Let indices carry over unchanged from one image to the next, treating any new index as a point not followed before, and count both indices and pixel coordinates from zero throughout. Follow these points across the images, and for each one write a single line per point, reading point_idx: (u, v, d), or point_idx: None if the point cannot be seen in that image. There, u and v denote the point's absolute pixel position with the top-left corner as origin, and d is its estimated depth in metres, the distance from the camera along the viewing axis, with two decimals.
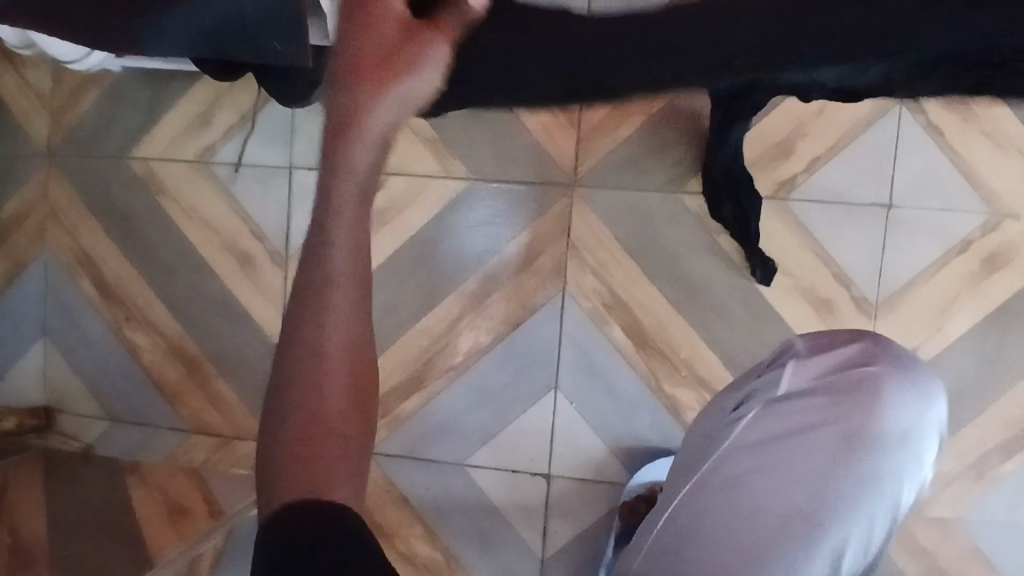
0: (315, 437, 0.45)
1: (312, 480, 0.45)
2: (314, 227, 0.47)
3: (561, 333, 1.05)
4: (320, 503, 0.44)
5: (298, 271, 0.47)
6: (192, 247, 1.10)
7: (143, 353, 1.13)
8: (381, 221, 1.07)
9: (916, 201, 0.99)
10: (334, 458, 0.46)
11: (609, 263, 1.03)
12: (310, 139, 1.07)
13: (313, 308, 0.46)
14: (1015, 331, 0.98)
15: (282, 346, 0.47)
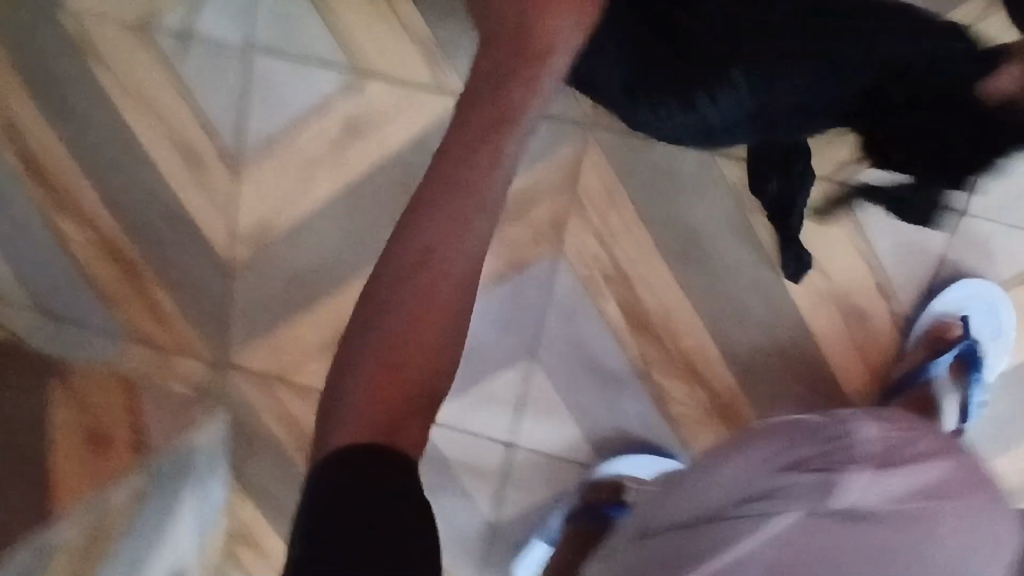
0: (401, 364, 0.49)
1: (390, 417, 0.47)
2: (468, 150, 0.58)
3: (548, 299, 0.90)
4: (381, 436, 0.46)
5: (433, 179, 0.57)
6: (132, 130, 0.92)
7: (71, 242, 0.98)
8: (354, 134, 0.88)
9: (998, 211, 0.81)
10: (419, 382, 0.49)
11: (617, 227, 0.87)
12: (277, 19, 0.86)
13: (458, 235, 0.54)
14: None
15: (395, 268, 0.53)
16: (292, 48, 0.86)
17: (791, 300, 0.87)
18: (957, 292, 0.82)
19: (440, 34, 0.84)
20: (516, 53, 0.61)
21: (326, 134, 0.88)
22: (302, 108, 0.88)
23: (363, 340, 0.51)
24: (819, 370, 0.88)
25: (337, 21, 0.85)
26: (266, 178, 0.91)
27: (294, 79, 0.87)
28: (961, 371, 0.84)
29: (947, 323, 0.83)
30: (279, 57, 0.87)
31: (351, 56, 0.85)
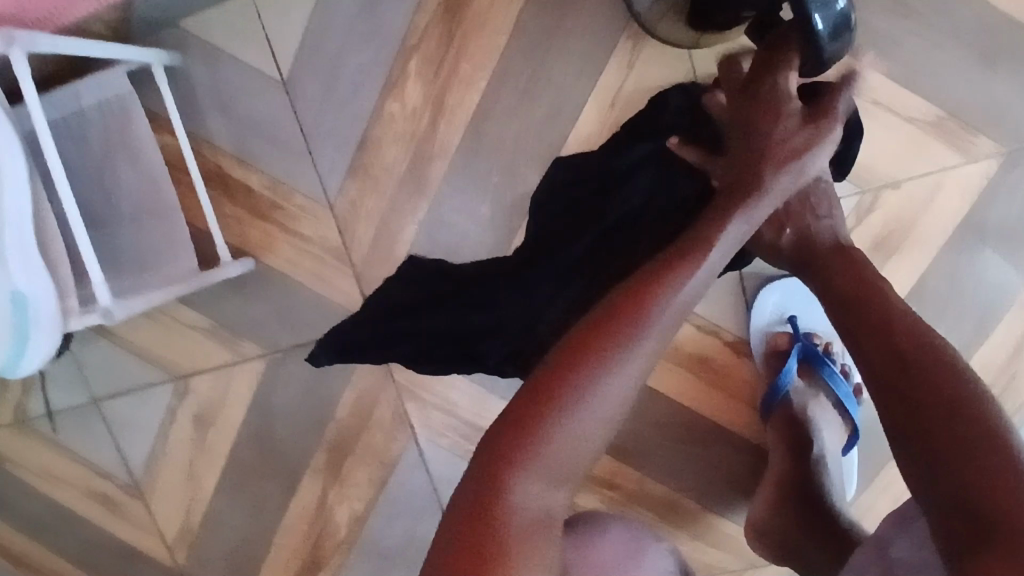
0: (489, 515, 0.50)
1: (516, 485, 0.52)
2: (626, 309, 0.59)
3: (429, 477, 0.95)
4: (506, 528, 0.50)
5: (590, 343, 0.57)
6: (55, 504, 1.04)
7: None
8: (206, 425, 0.98)
9: None
10: (523, 513, 0.51)
11: (452, 396, 0.93)
12: (103, 370, 0.98)
13: (559, 425, 0.54)
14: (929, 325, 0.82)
15: (542, 386, 0.55)
16: (126, 386, 0.98)
17: (632, 378, 0.89)
18: (773, 293, 0.85)
19: (222, 321, 0.93)
20: (536, 386, 0.55)
21: (186, 436, 0.98)
22: (157, 427, 0.99)
23: (569, 442, 0.54)
24: (694, 423, 0.90)
25: (146, 351, 0.96)
26: (165, 490, 1.01)
27: (140, 409, 0.99)
28: (812, 373, 0.85)
29: (777, 332, 0.85)
30: (122, 396, 0.98)
31: (168, 369, 0.96)
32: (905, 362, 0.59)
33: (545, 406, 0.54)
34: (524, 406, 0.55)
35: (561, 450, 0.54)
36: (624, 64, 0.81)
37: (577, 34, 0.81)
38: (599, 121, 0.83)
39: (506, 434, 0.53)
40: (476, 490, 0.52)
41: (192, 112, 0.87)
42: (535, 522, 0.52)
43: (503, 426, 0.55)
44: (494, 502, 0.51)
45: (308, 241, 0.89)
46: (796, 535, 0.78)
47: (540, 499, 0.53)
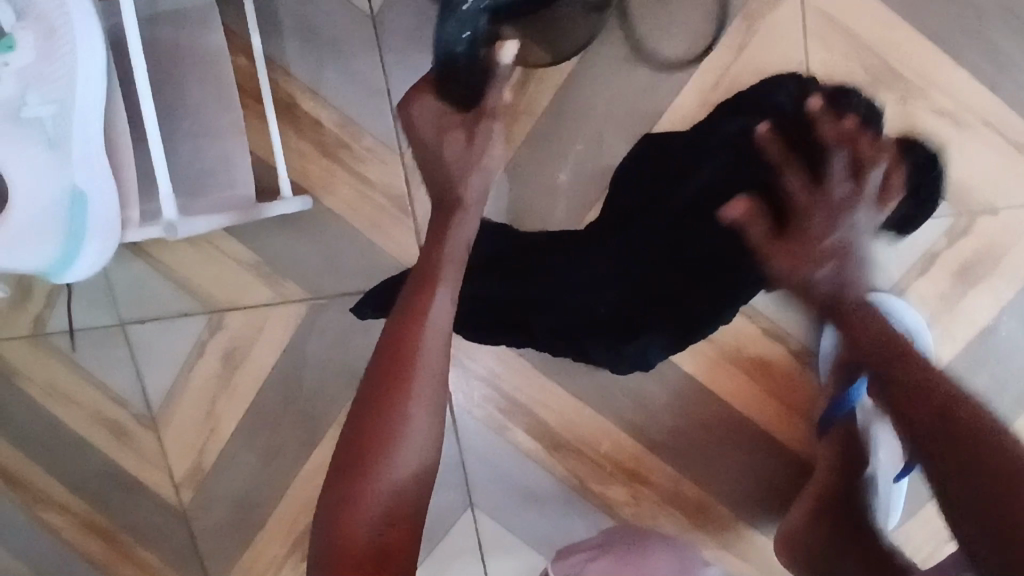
0: (349, 537, 0.57)
1: (366, 487, 0.59)
2: (402, 317, 0.64)
3: (459, 447, 0.91)
4: (365, 517, 0.58)
5: (391, 352, 0.63)
6: (61, 424, 1.00)
7: (45, 540, 1.04)
8: (233, 364, 0.94)
9: None
10: (377, 509, 0.58)
11: (496, 366, 0.89)
12: (135, 292, 0.94)
13: (383, 433, 0.60)
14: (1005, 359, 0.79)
15: (352, 425, 0.62)
16: (157, 313, 0.94)
17: (687, 374, 0.86)
18: None
19: (268, 258, 0.89)
20: (375, 400, 0.62)
21: (212, 372, 0.95)
22: (183, 359, 0.95)
23: (409, 444, 0.61)
24: (743, 429, 0.87)
25: (182, 279, 0.92)
26: (181, 424, 0.98)
27: (168, 338, 0.95)
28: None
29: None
30: (152, 322, 0.95)
31: (203, 301, 0.92)
32: (939, 401, 0.56)
33: (375, 428, 0.61)
34: (361, 429, 0.61)
35: (395, 465, 0.60)
36: (733, 46, 0.78)
37: (690, 8, 0.77)
38: (697, 101, 0.79)
39: (352, 460, 0.60)
40: (328, 520, 0.59)
41: (271, 34, 0.83)
42: (393, 524, 0.59)
43: (343, 456, 0.61)
44: (346, 516, 0.58)
45: (371, 186, 0.85)
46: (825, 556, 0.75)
47: (400, 489, 0.60)
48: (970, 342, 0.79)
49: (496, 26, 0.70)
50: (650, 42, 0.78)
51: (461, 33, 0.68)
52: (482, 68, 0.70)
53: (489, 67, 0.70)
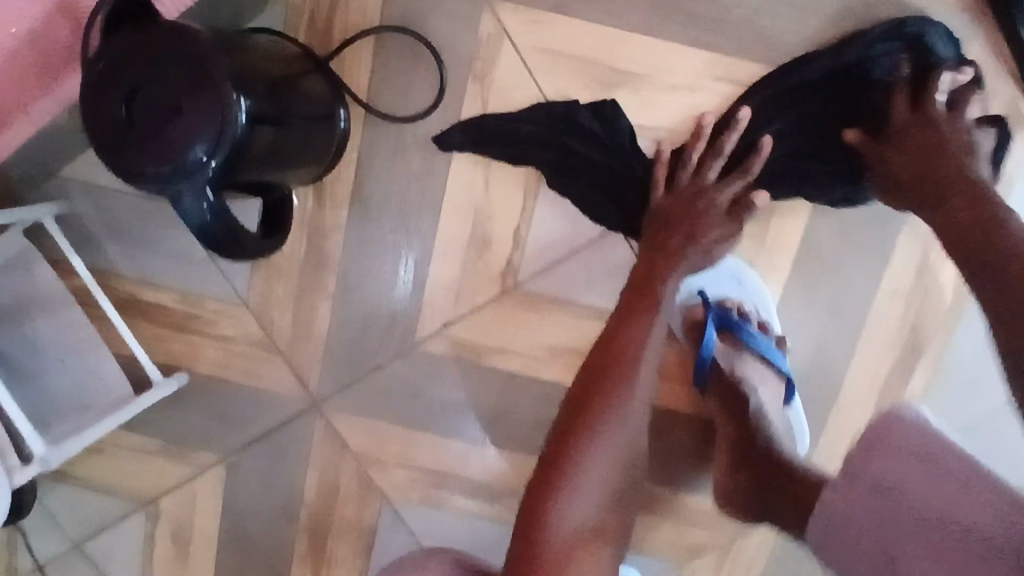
0: (552, 482, 0.67)
1: (573, 487, 0.67)
2: (678, 199, 0.77)
3: (411, 534, 0.96)
4: (571, 501, 0.67)
5: (636, 282, 0.75)
6: None
7: None
8: (185, 539, 0.99)
9: None
10: (578, 506, 0.67)
11: (408, 450, 0.94)
12: (76, 512, 1.00)
13: (615, 407, 0.70)
14: (830, 267, 0.85)
15: (608, 363, 0.72)
16: (101, 521, 1.00)
17: None
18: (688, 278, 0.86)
19: (174, 437, 0.96)
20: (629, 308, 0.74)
21: (169, 555, 1.00)
22: (139, 554, 1.00)
23: (626, 417, 0.70)
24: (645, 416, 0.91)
25: (111, 483, 0.98)
26: None
27: (121, 539, 1.00)
28: (734, 337, 0.85)
29: (693, 305, 0.87)
30: (99, 533, 1.00)
31: (135, 495, 0.98)
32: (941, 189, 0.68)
33: (609, 375, 0.71)
34: (584, 385, 0.72)
35: (609, 445, 0.69)
36: (478, 102, 0.83)
37: (422, 76, 0.83)
38: (471, 160, 0.85)
39: (568, 428, 0.69)
40: (551, 454, 0.69)
41: (91, 248, 0.90)
42: (587, 525, 0.67)
43: (582, 387, 0.72)
44: (556, 480, 0.67)
45: (231, 341, 0.91)
46: (749, 502, 0.79)
47: (604, 465, 0.68)
48: (794, 263, 0.86)
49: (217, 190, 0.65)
50: (395, 111, 0.84)
51: (202, 204, 0.64)
52: (217, 238, 0.66)
53: (222, 234, 0.66)
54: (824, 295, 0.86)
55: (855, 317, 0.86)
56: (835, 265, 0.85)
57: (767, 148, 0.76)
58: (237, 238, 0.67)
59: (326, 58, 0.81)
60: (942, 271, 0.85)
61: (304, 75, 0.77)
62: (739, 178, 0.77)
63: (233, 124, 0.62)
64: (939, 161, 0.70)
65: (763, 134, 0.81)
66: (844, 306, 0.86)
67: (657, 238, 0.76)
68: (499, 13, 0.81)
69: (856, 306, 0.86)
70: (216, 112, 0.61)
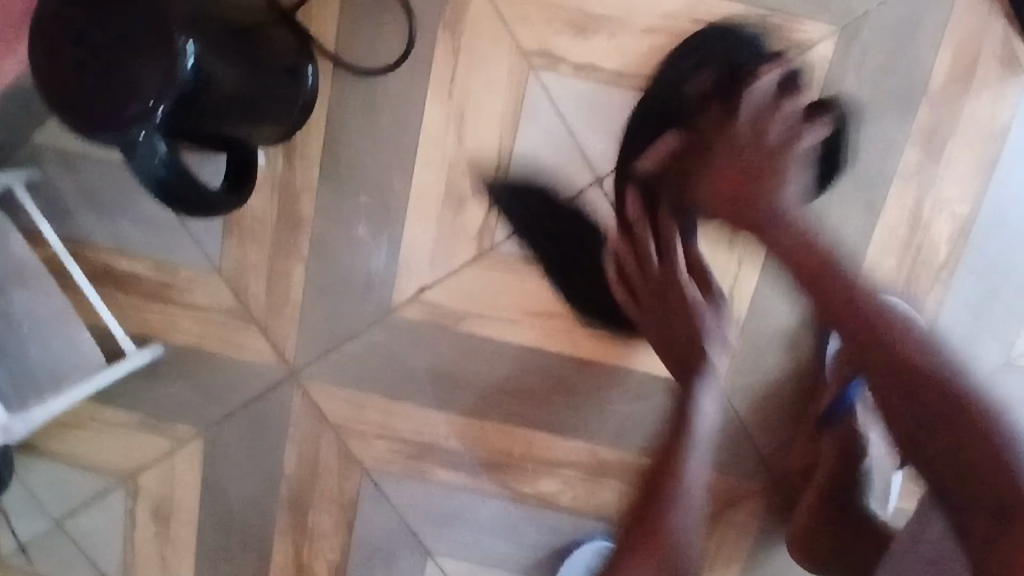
0: (668, 513, 0.68)
1: (666, 543, 0.67)
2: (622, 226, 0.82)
3: (395, 507, 0.94)
4: (665, 536, 0.67)
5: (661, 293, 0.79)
6: None
7: None
8: (166, 517, 0.97)
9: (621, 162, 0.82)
10: (678, 524, 0.68)
11: (389, 420, 0.91)
12: (56, 489, 0.98)
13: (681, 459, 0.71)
14: (820, 218, 0.82)
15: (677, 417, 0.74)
16: (82, 499, 0.98)
17: (556, 353, 0.88)
18: None
19: (150, 411, 0.93)
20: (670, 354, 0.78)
21: (151, 533, 0.98)
22: (121, 531, 0.98)
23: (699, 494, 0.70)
24: (630, 382, 0.88)
25: (90, 459, 0.96)
26: None
27: (102, 517, 0.98)
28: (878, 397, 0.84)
29: None
30: (81, 510, 0.98)
31: (114, 471, 0.96)
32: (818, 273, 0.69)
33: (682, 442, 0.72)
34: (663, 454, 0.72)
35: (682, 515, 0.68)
36: (449, 54, 0.81)
37: (391, 25, 0.80)
38: (443, 114, 0.82)
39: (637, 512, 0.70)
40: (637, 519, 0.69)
41: (62, 217, 0.88)
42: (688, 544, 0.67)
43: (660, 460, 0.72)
44: (670, 510, 0.68)
45: (204, 309, 0.89)
46: (841, 539, 0.82)
47: (680, 527, 0.68)
48: None
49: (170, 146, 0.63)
50: (364, 62, 0.81)
51: (157, 161, 0.62)
52: (178, 198, 0.65)
53: (182, 195, 0.65)
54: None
55: None
56: (826, 216, 0.82)
57: (670, 142, 0.77)
58: (200, 197, 0.67)
59: (291, 8, 0.78)
60: (937, 223, 0.81)
61: (268, 24, 0.75)
62: (664, 180, 0.78)
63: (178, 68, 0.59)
64: (755, 176, 0.73)
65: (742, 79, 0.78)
66: None
67: (644, 283, 0.81)
68: None
69: (847, 259, 0.83)
70: (163, 59, 0.59)
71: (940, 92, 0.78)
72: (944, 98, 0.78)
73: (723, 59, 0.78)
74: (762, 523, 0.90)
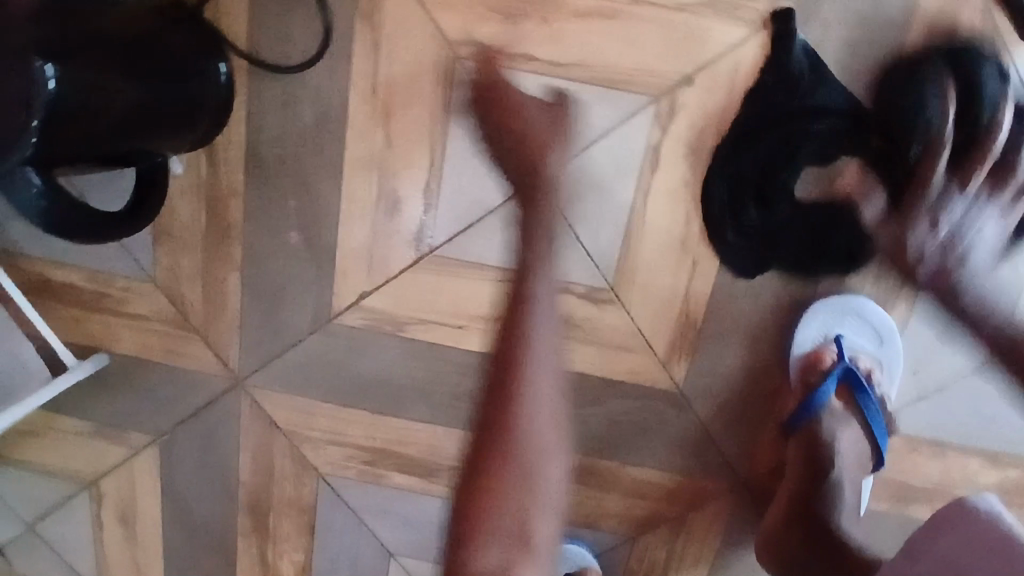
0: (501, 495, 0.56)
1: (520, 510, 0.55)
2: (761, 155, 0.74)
3: (353, 511, 0.92)
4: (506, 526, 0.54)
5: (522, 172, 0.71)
6: None
7: None
8: (131, 521, 0.97)
9: None
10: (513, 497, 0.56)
11: (339, 427, 0.89)
12: (20, 496, 0.98)
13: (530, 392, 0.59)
14: (779, 211, 0.76)
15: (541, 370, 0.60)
16: (47, 505, 0.98)
17: None
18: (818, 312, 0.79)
19: (104, 419, 0.93)
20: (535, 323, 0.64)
21: (119, 537, 0.98)
22: (89, 535, 0.99)
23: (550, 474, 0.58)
24: (584, 387, 0.84)
25: (51, 468, 0.96)
26: None
27: (68, 522, 0.98)
28: (850, 398, 0.81)
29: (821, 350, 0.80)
30: (49, 515, 0.98)
31: (75, 479, 0.96)
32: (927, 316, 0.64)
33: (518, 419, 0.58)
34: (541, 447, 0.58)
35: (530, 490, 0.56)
36: (370, 48, 0.75)
37: (306, 19, 0.74)
38: (369, 113, 0.77)
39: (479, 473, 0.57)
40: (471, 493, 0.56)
41: None
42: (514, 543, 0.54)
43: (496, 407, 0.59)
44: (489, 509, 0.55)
45: (145, 319, 0.87)
46: (797, 557, 0.78)
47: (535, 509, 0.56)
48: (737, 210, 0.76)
49: (46, 175, 0.60)
50: (281, 61, 0.76)
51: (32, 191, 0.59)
52: (64, 230, 0.62)
53: (72, 227, 0.62)
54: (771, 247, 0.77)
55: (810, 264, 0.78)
56: (787, 207, 0.76)
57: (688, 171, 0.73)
58: (97, 227, 0.63)
59: (198, 5, 0.73)
60: None
61: (171, 23, 0.70)
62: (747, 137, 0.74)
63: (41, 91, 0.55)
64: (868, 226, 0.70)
65: (690, 64, 0.72)
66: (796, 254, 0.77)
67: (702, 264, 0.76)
68: None
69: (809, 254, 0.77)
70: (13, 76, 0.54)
71: (909, 71, 0.72)
72: (913, 77, 0.72)
73: (665, 37, 0.71)
74: (728, 528, 0.87)
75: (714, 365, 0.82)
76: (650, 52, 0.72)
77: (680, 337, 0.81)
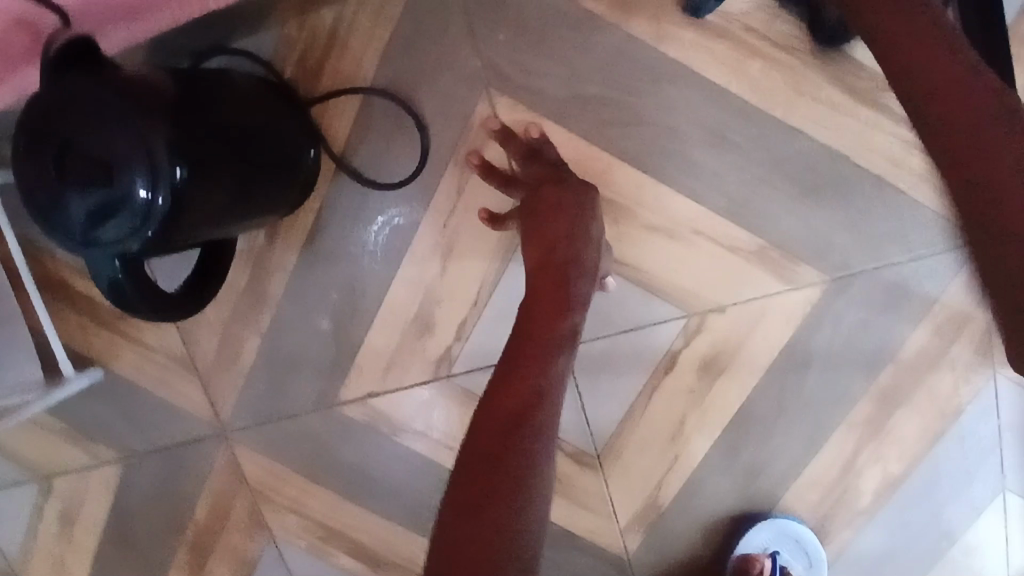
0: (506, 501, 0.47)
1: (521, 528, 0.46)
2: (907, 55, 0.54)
3: None
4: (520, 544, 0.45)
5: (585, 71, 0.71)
6: None
7: None
8: (70, 524, 0.97)
9: (592, 334, 0.83)
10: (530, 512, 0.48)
11: (304, 498, 0.92)
12: None
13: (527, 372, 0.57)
14: (762, 433, 0.84)
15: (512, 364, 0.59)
16: None
17: None
18: (762, 532, 0.85)
19: (80, 423, 0.94)
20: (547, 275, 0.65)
21: (51, 534, 0.97)
22: (20, 526, 0.97)
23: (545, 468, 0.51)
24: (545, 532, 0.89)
25: (8, 451, 0.96)
26: None
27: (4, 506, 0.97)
28: None
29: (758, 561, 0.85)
30: None
31: (29, 468, 0.96)
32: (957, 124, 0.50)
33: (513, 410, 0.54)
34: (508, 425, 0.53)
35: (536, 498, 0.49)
36: (452, 190, 0.80)
37: (404, 145, 0.79)
38: (432, 243, 0.82)
39: (488, 471, 0.49)
40: (473, 495, 0.47)
41: (27, 223, 0.86)
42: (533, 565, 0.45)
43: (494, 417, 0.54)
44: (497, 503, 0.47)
45: (153, 351, 0.89)
46: None
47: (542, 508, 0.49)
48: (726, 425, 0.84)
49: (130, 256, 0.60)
50: (367, 172, 0.80)
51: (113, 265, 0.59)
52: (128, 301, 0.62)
53: (135, 299, 0.62)
54: (745, 464, 0.85)
55: (774, 488, 0.86)
56: (770, 432, 0.84)
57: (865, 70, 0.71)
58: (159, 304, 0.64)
59: (306, 103, 0.77)
60: (869, 471, 0.85)
61: (281, 118, 0.73)
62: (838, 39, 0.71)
63: (167, 176, 0.56)
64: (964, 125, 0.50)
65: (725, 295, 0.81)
66: (764, 474, 0.85)
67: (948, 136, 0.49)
68: (495, 105, 0.77)
69: (776, 480, 0.86)
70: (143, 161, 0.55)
71: (907, 360, 0.82)
72: (910, 365, 0.82)
73: (712, 266, 0.80)
74: None
75: (666, 544, 0.88)
76: (696, 274, 0.80)
77: (644, 511, 0.87)
